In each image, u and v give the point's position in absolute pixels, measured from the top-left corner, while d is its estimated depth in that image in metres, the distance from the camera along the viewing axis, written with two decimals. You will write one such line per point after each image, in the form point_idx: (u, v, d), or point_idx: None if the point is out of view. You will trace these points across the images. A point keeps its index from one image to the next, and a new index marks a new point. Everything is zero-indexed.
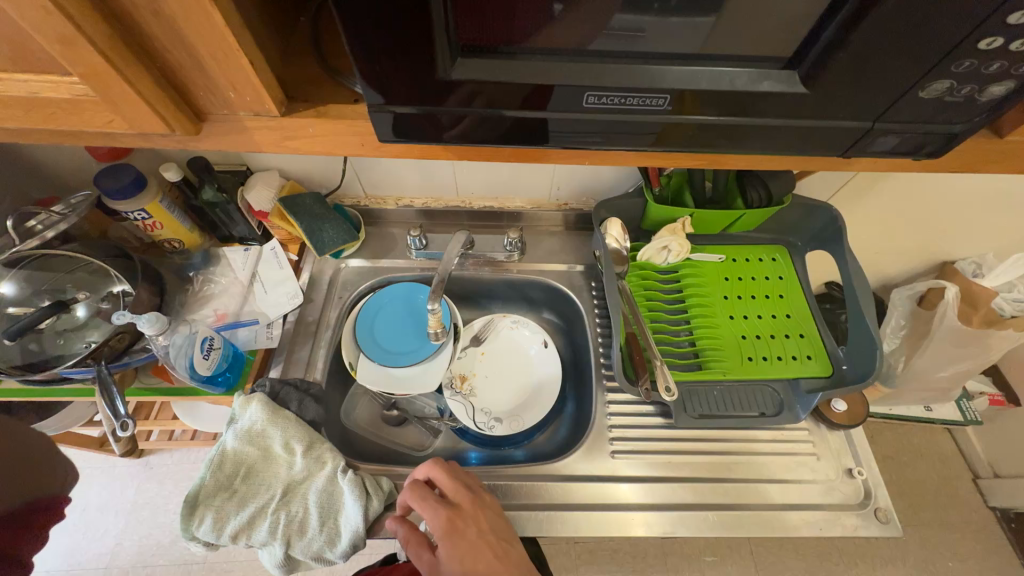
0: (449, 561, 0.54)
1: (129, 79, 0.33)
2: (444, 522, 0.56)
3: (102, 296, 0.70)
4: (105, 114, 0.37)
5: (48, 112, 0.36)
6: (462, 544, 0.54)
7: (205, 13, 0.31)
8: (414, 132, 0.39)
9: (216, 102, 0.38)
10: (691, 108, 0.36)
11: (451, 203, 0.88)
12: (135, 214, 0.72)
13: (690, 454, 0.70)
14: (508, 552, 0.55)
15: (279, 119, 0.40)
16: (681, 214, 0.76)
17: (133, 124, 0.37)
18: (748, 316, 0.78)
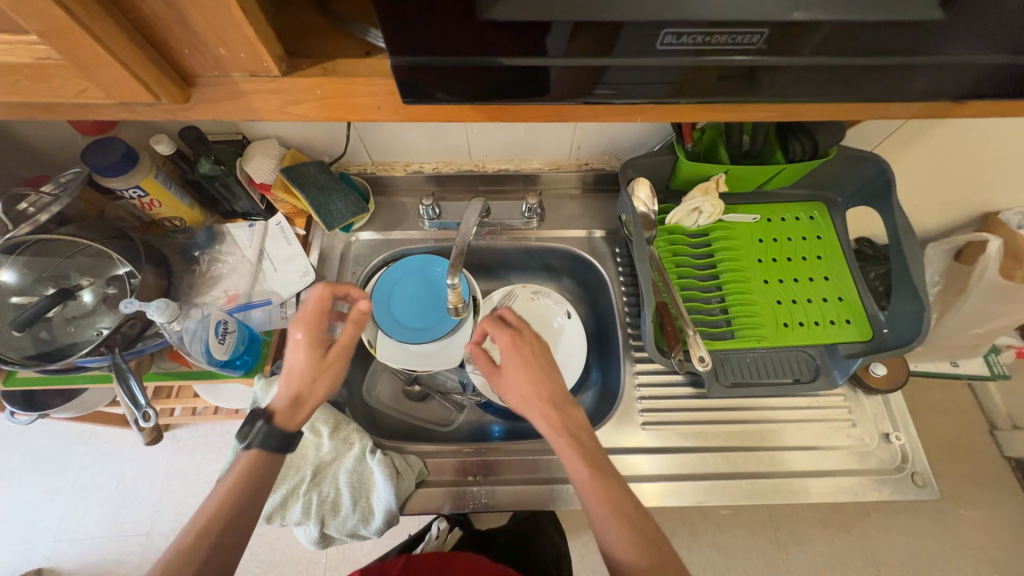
0: (506, 370, 0.60)
1: (100, 38, 0.28)
2: (509, 341, 0.60)
3: (107, 281, 0.66)
4: (78, 81, 0.32)
5: (10, 80, 0.31)
6: (518, 359, 0.60)
7: None
8: (435, 89, 0.34)
9: (204, 62, 0.33)
10: (783, 45, 0.33)
11: (464, 168, 0.82)
12: (131, 191, 0.67)
13: (722, 424, 0.69)
14: (554, 374, 0.60)
15: (280, 80, 0.34)
16: (715, 172, 0.70)
17: (111, 92, 0.32)
18: (784, 280, 0.74)
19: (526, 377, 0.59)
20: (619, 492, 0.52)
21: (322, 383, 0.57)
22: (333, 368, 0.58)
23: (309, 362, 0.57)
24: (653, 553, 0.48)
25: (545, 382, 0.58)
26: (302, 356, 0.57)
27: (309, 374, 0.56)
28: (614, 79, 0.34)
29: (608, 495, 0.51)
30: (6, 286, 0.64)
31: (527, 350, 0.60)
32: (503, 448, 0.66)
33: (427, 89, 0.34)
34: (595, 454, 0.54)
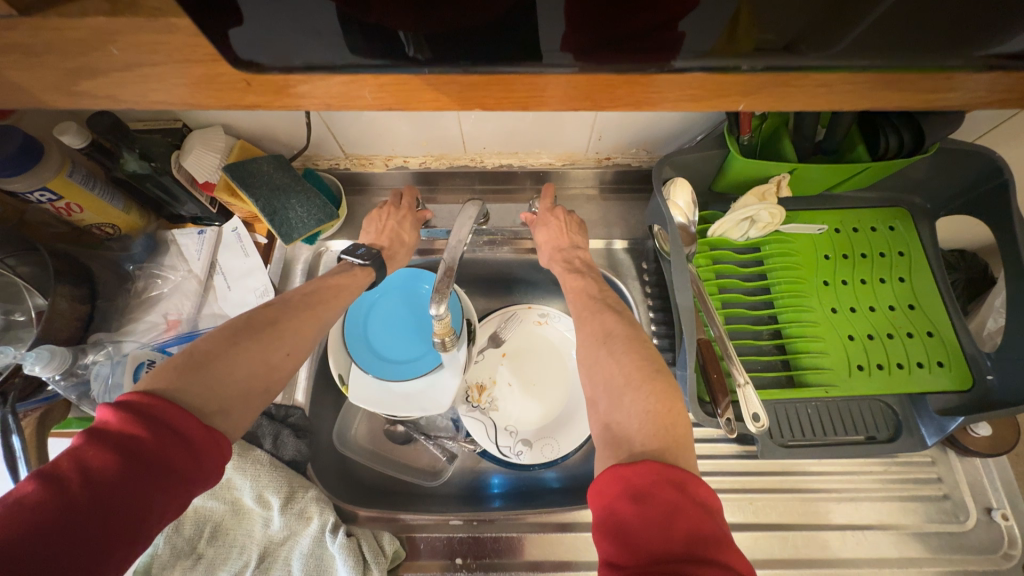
0: (545, 231, 0.62)
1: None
2: (549, 210, 0.62)
3: (10, 305, 0.55)
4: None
5: None
6: (554, 226, 0.61)
7: None
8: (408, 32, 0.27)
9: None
10: None
11: (457, 163, 0.67)
12: (37, 195, 0.53)
13: (773, 493, 0.55)
14: (576, 239, 0.61)
15: None
16: (776, 171, 0.55)
17: None
18: (858, 309, 0.58)
19: (557, 237, 0.61)
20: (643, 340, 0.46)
21: (400, 252, 0.62)
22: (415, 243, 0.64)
23: (408, 236, 0.63)
24: (664, 395, 0.40)
25: (565, 238, 0.61)
26: (404, 234, 0.63)
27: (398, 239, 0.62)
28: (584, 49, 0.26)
29: (601, 334, 0.48)
30: None
31: (565, 216, 0.61)
32: (500, 521, 0.53)
33: (397, 36, 0.27)
34: (596, 292, 0.55)
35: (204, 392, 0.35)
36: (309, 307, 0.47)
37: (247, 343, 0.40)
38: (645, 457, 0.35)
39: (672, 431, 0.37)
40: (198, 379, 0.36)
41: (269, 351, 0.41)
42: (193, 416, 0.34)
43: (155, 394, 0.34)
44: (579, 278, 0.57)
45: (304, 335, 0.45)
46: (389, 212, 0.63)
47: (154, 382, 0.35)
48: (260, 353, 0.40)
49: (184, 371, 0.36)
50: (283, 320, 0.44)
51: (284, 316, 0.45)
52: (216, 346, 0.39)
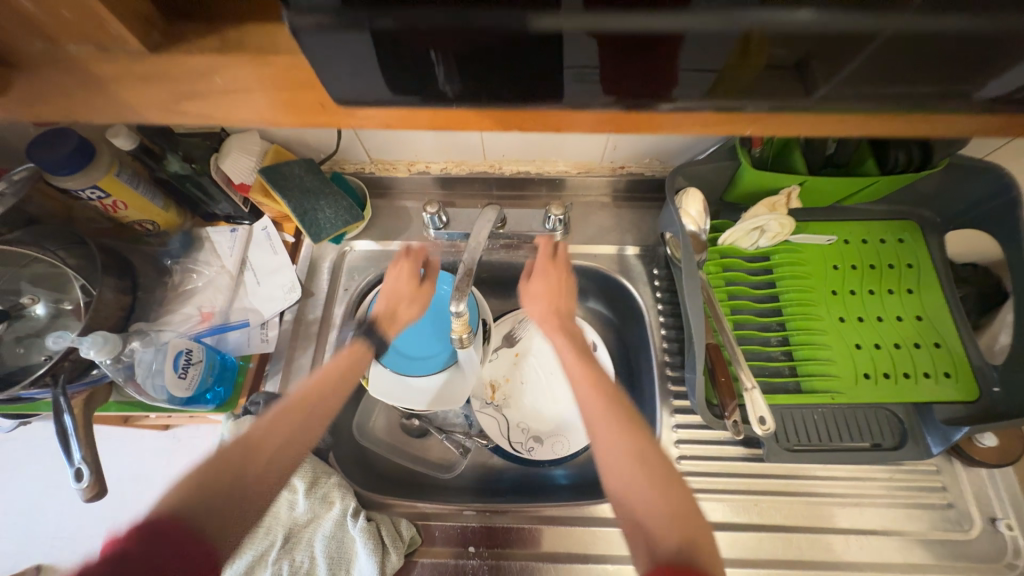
0: (537, 288, 0.60)
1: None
2: (546, 265, 0.62)
3: (60, 295, 0.59)
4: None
5: None
6: (546, 284, 0.60)
7: None
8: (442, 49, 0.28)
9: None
10: None
11: (477, 169, 0.70)
12: (88, 192, 0.57)
13: (778, 496, 0.56)
14: (566, 301, 0.60)
15: None
16: (786, 183, 0.57)
17: None
18: (866, 319, 0.60)
19: (547, 295, 0.60)
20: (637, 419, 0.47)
21: (410, 309, 0.62)
22: (425, 297, 0.64)
23: (422, 292, 0.63)
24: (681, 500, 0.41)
25: (556, 297, 0.60)
26: (414, 306, 0.63)
27: (408, 297, 0.62)
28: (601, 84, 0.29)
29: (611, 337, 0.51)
30: None
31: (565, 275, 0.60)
32: (511, 513, 0.56)
33: None
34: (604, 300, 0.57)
35: (203, 516, 0.41)
36: (305, 417, 0.49)
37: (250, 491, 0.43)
38: (682, 563, 0.34)
39: (693, 532, 0.38)
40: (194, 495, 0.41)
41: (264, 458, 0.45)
42: (189, 539, 0.39)
43: (167, 518, 0.40)
44: (564, 341, 0.57)
45: None
46: (404, 275, 0.62)
47: (171, 504, 0.40)
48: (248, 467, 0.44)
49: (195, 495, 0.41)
50: (278, 449, 0.46)
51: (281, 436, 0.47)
52: (223, 456, 0.44)
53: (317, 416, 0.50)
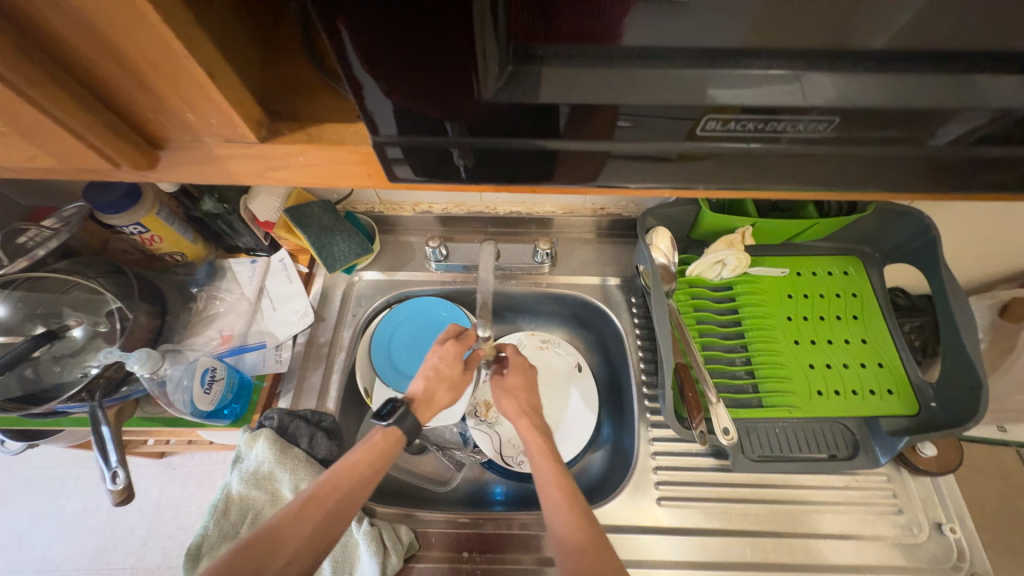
0: (508, 385, 0.66)
1: (39, 99, 0.25)
2: (518, 362, 0.68)
3: (98, 319, 0.65)
4: (28, 147, 0.30)
5: None
6: (517, 381, 0.66)
7: (163, 41, 0.24)
8: (451, 126, 0.31)
9: (173, 125, 0.31)
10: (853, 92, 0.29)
11: (474, 209, 0.80)
12: (132, 228, 0.65)
13: (747, 503, 0.62)
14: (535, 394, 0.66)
15: (260, 146, 0.32)
16: (740, 224, 0.66)
17: (64, 158, 0.30)
18: (818, 342, 0.67)
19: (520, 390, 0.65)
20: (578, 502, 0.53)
21: (450, 394, 0.62)
22: (467, 382, 0.65)
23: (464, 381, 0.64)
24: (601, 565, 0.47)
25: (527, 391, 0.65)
26: (454, 391, 0.63)
27: (451, 382, 0.62)
28: (571, 159, 0.35)
29: None
30: None
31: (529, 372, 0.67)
32: (502, 520, 0.61)
33: None
34: None
35: None
36: (319, 528, 0.48)
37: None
38: None
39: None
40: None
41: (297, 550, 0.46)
42: None
43: None
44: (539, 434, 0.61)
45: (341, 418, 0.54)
46: (450, 360, 0.63)
47: None
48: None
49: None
50: (299, 545, 0.46)
51: (304, 542, 0.46)
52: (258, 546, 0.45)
53: (331, 522, 0.48)
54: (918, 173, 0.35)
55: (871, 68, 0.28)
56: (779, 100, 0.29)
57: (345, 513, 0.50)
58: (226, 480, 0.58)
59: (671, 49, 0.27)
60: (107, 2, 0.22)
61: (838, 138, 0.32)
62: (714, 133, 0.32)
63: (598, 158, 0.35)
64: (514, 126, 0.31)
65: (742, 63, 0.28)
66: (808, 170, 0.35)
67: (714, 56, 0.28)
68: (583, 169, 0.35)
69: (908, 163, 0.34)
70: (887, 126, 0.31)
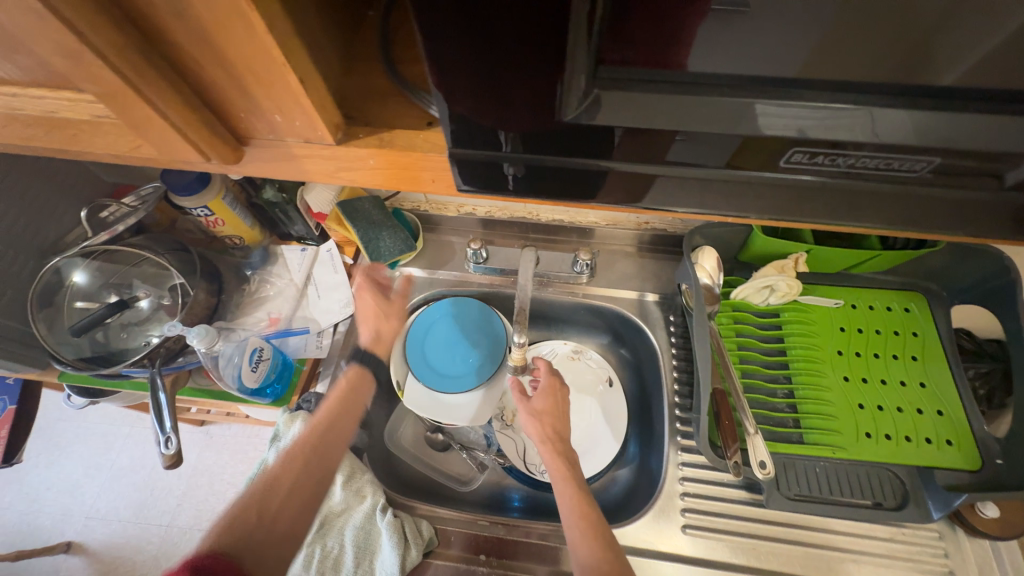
0: (536, 404, 0.64)
1: (152, 99, 0.28)
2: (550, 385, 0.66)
3: (162, 292, 0.69)
4: (132, 138, 0.33)
5: (72, 133, 0.33)
6: (546, 404, 0.64)
7: (264, 48, 0.25)
8: (503, 134, 0.31)
9: (260, 126, 0.32)
10: (953, 129, 0.27)
11: (517, 215, 0.80)
12: (199, 210, 0.69)
13: (779, 543, 0.59)
14: (563, 419, 0.64)
15: (333, 147, 0.33)
16: (796, 249, 0.64)
17: (161, 149, 0.33)
18: (870, 381, 0.63)
19: (549, 415, 0.63)
20: (607, 542, 0.51)
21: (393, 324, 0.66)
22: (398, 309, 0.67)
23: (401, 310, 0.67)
24: None
25: (557, 416, 0.64)
26: (394, 320, 0.66)
27: (381, 312, 0.66)
28: (631, 178, 0.34)
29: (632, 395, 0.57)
30: (77, 287, 0.68)
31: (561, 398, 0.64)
32: (522, 527, 0.60)
33: None
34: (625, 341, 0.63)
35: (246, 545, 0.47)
36: (308, 465, 0.54)
37: (274, 536, 0.49)
38: None
39: None
40: (239, 518, 0.49)
41: (300, 482, 0.53)
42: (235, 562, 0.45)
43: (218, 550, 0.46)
44: (565, 465, 0.59)
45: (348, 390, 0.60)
46: (381, 305, 0.66)
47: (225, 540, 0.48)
48: (273, 514, 0.50)
49: (245, 524, 0.49)
50: (295, 480, 0.53)
51: (295, 482, 0.53)
52: (265, 485, 0.52)
53: (324, 453, 0.55)
54: (1009, 214, 0.32)
55: (973, 109, 0.26)
56: (864, 131, 0.28)
57: (331, 448, 0.56)
58: (264, 456, 0.61)
59: (750, 80, 0.27)
60: (225, 19, 0.24)
61: (922, 176, 0.30)
62: (799, 165, 0.31)
63: (656, 180, 0.34)
64: (581, 145, 0.31)
65: (831, 88, 0.27)
66: (881, 206, 0.34)
67: (792, 89, 0.27)
68: (641, 189, 0.35)
69: (1000, 205, 0.32)
70: (980, 167, 0.29)
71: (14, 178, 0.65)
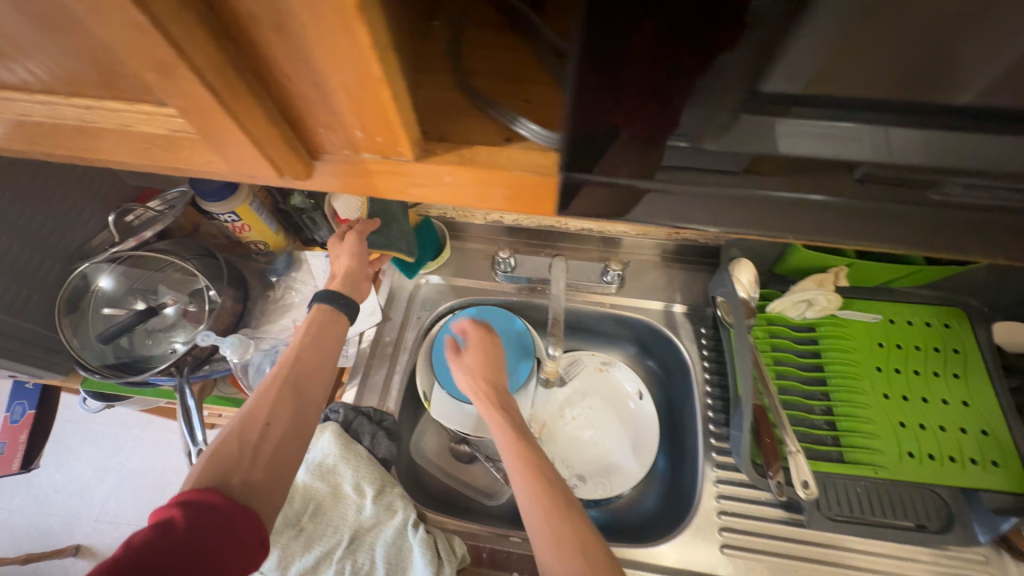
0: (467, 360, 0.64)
1: (237, 116, 0.27)
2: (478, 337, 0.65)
3: (190, 299, 0.68)
4: (202, 152, 0.32)
5: (142, 147, 0.33)
6: (474, 358, 0.64)
7: (363, 64, 0.24)
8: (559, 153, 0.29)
9: (338, 142, 0.31)
10: None
11: (545, 223, 0.79)
12: (226, 216, 0.68)
13: (821, 565, 0.57)
14: (498, 371, 0.64)
15: (410, 164, 0.32)
16: (835, 263, 0.64)
17: (231, 164, 0.32)
18: (910, 398, 0.62)
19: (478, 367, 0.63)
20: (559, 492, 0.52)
21: (342, 260, 0.60)
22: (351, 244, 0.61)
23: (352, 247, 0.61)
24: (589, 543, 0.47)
25: (490, 367, 0.64)
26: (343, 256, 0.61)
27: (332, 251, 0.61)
28: None
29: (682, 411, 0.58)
30: (101, 291, 0.67)
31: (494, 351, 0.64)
32: None
33: None
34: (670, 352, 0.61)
35: (224, 471, 0.45)
36: (286, 394, 0.53)
37: (265, 459, 0.48)
38: None
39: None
40: (216, 458, 0.46)
41: (279, 405, 0.51)
42: (217, 494, 0.43)
43: (199, 490, 0.44)
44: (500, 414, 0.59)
45: (319, 333, 0.58)
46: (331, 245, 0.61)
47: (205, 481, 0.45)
48: (257, 439, 0.49)
49: (220, 467, 0.46)
50: (275, 407, 0.51)
51: (275, 404, 0.51)
52: (242, 423, 0.49)
53: (300, 388, 0.54)
54: None
55: None
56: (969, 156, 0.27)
57: (306, 377, 0.55)
58: None
59: None
60: (330, 36, 0.23)
61: None
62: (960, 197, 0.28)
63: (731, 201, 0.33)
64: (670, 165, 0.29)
65: None
66: None
67: None
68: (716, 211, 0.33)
69: None
70: None
71: (47, 183, 0.65)
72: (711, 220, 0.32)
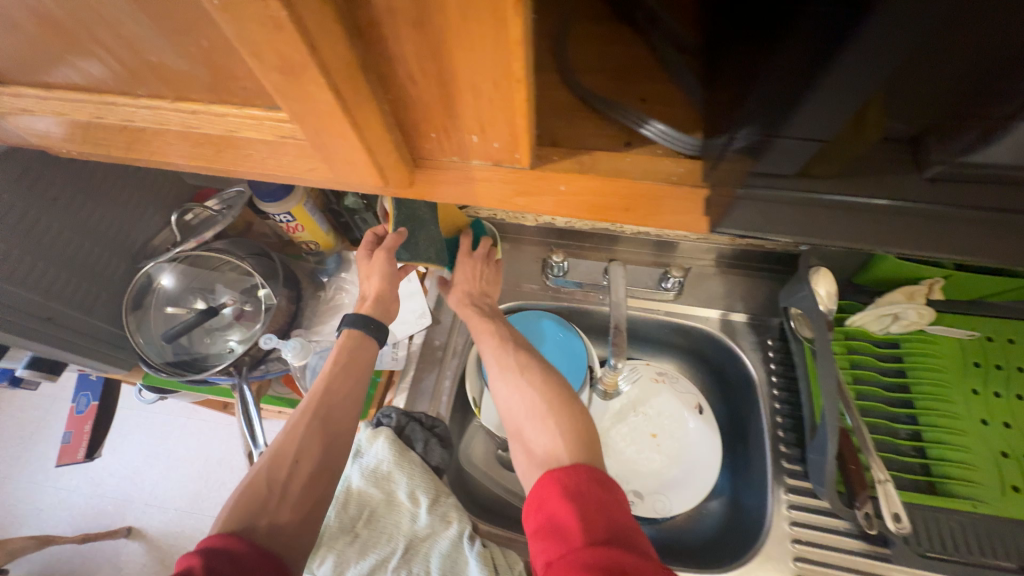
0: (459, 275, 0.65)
1: (357, 118, 0.26)
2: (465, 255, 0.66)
3: (246, 298, 0.69)
4: (303, 155, 0.31)
5: (244, 150, 0.32)
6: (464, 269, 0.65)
7: (504, 64, 0.23)
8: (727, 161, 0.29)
9: (447, 145, 0.30)
10: None
11: (598, 226, 0.75)
12: (281, 216, 0.68)
13: None
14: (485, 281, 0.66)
15: (522, 171, 0.31)
16: (927, 274, 0.59)
17: (334, 168, 0.31)
18: (1014, 425, 0.56)
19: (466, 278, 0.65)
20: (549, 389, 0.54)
21: (372, 282, 0.60)
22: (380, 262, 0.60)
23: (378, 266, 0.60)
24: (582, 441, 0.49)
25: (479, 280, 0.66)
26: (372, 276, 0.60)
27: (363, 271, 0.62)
28: None
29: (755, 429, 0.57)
30: (163, 289, 0.68)
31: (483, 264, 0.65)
32: None
33: None
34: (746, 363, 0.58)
35: (254, 511, 0.45)
36: (317, 427, 0.52)
37: (294, 498, 0.48)
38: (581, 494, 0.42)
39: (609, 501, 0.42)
40: (246, 497, 0.46)
41: (310, 440, 0.51)
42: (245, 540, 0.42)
43: (228, 533, 0.43)
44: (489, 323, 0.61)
45: (351, 360, 0.58)
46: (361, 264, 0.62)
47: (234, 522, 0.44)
48: (286, 478, 0.49)
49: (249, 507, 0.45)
50: (305, 441, 0.51)
51: (305, 440, 0.51)
52: (273, 458, 0.49)
53: (332, 420, 0.54)
54: None
55: None
56: None
57: (337, 409, 0.54)
58: (347, 473, 0.58)
59: None
60: (476, 34, 0.21)
61: None
62: None
63: None
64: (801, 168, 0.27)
65: None
66: None
67: None
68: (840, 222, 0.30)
69: None
70: None
71: (121, 182, 0.67)
72: (840, 235, 0.29)
